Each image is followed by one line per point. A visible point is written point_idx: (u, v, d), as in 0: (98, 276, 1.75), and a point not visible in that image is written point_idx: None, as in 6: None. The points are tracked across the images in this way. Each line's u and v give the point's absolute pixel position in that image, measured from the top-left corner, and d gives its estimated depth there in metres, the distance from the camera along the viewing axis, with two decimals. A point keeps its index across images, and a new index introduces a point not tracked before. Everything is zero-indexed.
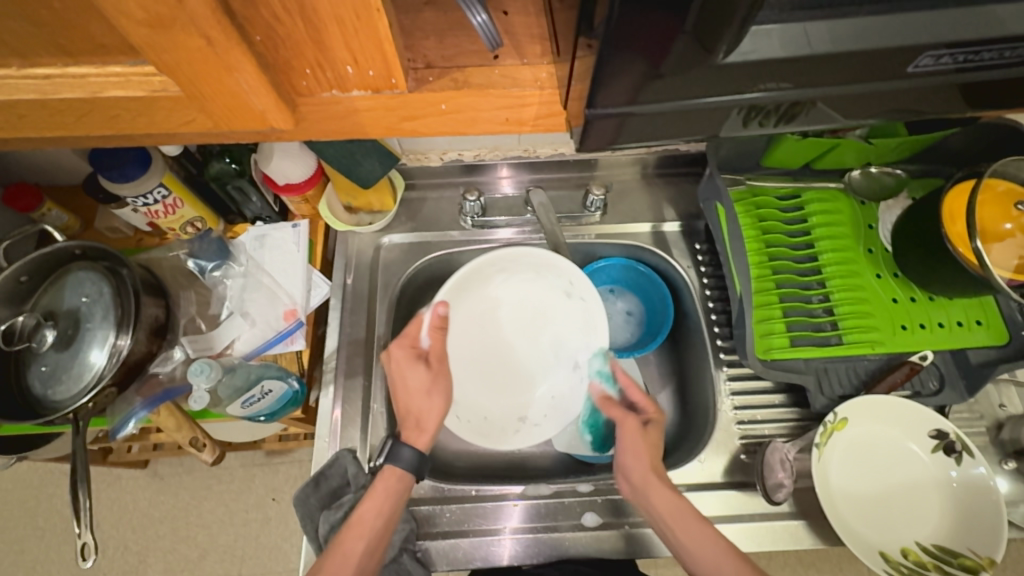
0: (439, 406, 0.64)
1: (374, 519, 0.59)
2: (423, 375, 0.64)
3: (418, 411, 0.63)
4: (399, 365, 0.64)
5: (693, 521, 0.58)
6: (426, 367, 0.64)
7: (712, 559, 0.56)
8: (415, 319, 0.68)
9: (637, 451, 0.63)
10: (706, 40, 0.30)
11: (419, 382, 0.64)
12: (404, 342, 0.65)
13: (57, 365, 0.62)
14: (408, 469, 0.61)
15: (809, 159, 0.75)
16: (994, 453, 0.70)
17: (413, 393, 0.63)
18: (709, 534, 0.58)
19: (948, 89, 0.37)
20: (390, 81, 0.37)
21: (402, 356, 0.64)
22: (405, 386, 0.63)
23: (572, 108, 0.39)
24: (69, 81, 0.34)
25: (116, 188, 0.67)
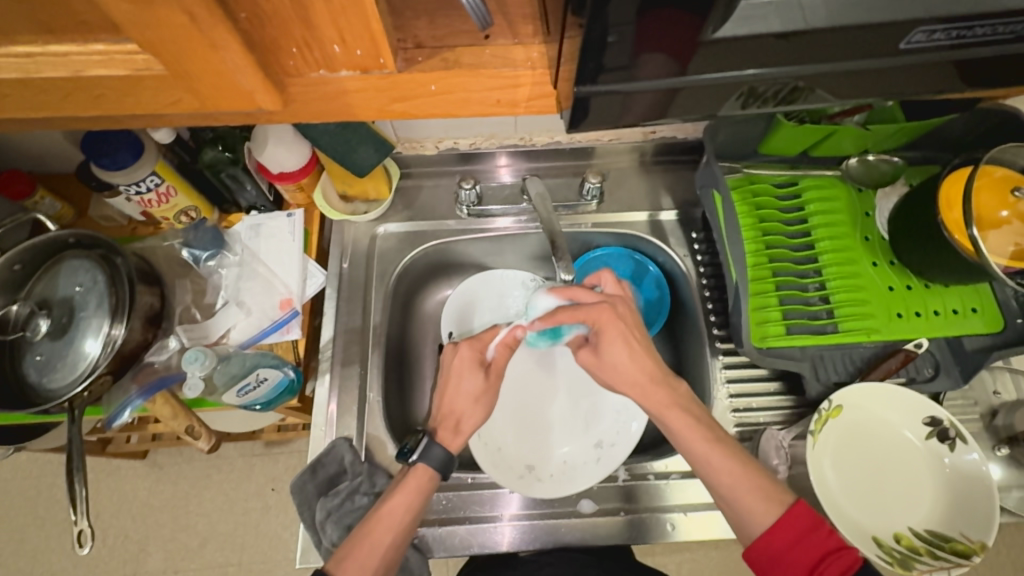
0: (480, 411, 0.64)
1: (403, 514, 0.58)
2: (480, 384, 0.64)
3: (460, 413, 0.63)
4: (460, 367, 0.64)
5: (682, 424, 0.60)
6: (485, 376, 0.64)
7: (702, 458, 0.58)
8: (490, 328, 0.68)
9: (607, 369, 0.64)
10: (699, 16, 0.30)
11: (472, 388, 0.64)
12: (472, 344, 0.65)
13: (52, 353, 0.62)
14: (436, 467, 0.60)
15: (807, 147, 0.75)
16: (987, 439, 0.71)
17: (464, 395, 0.64)
18: (699, 439, 0.59)
19: (944, 67, 0.37)
20: (379, 60, 0.37)
21: (467, 359, 0.64)
22: (455, 387, 0.64)
23: (563, 89, 0.38)
24: (51, 59, 0.33)
25: (108, 177, 0.67)
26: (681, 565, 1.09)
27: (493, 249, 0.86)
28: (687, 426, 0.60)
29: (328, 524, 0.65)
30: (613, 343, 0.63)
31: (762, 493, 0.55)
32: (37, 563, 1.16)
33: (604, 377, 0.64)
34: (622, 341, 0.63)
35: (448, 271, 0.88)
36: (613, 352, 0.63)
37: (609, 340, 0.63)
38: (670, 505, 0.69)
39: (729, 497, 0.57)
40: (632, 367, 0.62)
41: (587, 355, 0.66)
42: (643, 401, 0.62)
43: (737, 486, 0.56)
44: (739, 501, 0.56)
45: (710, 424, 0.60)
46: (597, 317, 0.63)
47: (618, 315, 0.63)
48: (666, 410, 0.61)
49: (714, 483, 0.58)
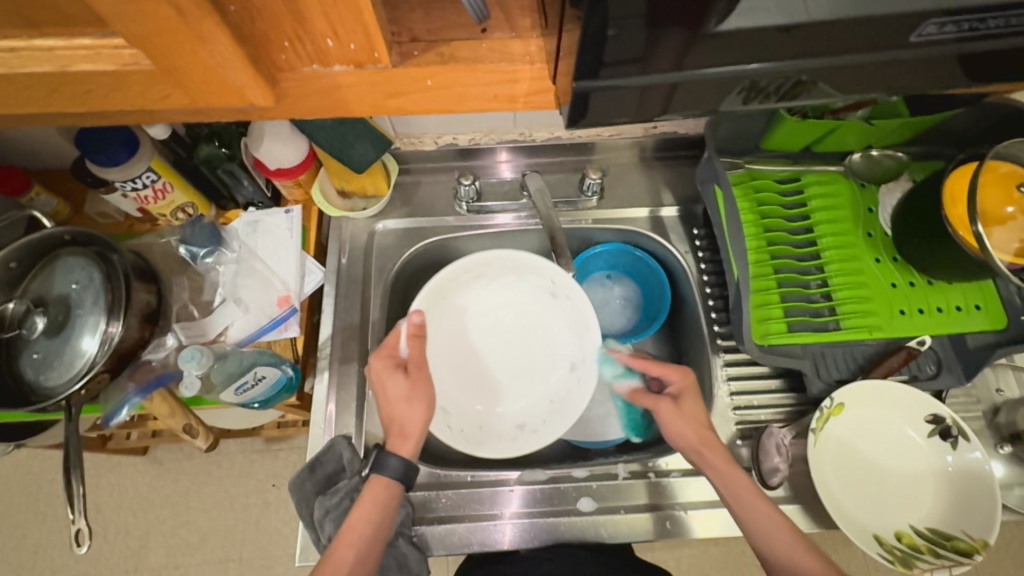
0: (422, 414, 0.63)
1: (363, 527, 0.58)
2: (404, 386, 0.63)
3: (401, 419, 0.62)
4: (378, 374, 0.63)
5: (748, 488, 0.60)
6: (406, 375, 0.63)
7: (767, 521, 0.58)
8: (394, 329, 0.67)
9: (682, 423, 0.64)
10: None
11: (397, 394, 0.63)
12: (383, 351, 0.64)
13: (49, 351, 0.62)
14: (398, 477, 0.60)
15: (810, 142, 0.74)
16: (990, 437, 0.70)
17: (392, 404, 0.63)
18: (764, 502, 0.59)
19: (953, 60, 0.36)
20: (373, 55, 0.36)
21: (382, 367, 0.63)
22: (386, 397, 0.63)
23: (562, 84, 0.38)
24: (36, 54, 0.33)
25: (104, 173, 0.66)
26: (682, 560, 1.09)
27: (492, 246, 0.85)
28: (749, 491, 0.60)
29: (326, 522, 0.64)
30: (693, 405, 0.65)
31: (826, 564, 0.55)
32: (39, 559, 1.16)
33: (676, 432, 0.64)
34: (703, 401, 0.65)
35: None
36: (695, 410, 0.64)
37: (692, 400, 0.65)
38: (669, 504, 0.69)
39: (789, 564, 0.56)
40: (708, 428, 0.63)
41: (667, 406, 0.65)
42: (706, 456, 0.62)
43: (795, 548, 0.56)
44: (793, 562, 0.56)
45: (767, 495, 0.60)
46: (687, 378, 0.66)
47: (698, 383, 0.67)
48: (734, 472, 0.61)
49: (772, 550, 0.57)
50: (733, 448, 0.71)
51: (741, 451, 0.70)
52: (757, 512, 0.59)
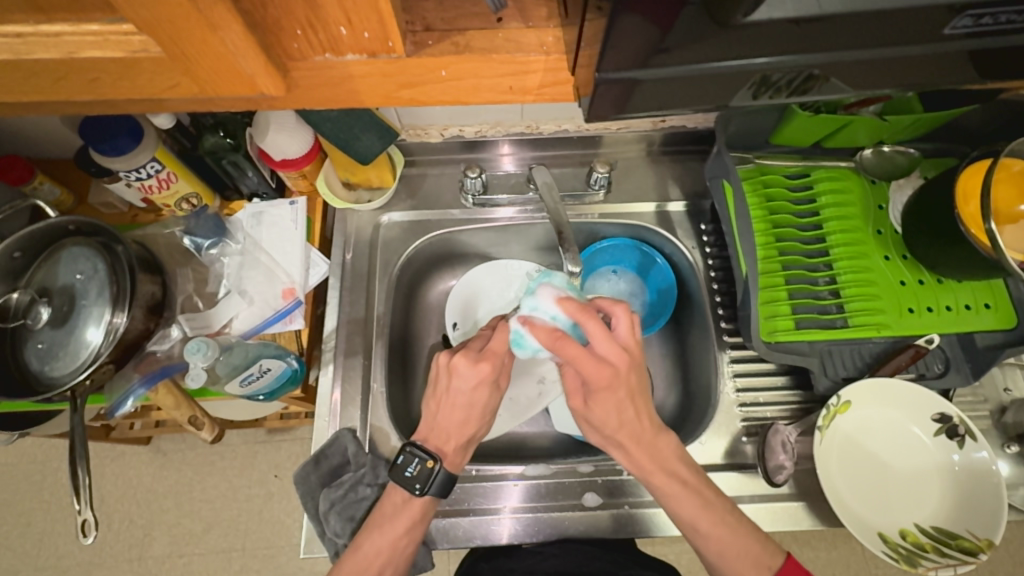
0: (488, 424, 0.63)
1: (405, 546, 0.59)
2: (495, 398, 0.62)
3: (472, 434, 0.61)
4: (477, 383, 0.59)
5: (669, 490, 0.58)
6: (498, 390, 0.61)
7: (687, 520, 0.58)
8: (503, 331, 0.62)
9: (593, 421, 0.59)
10: (716, 5, 0.29)
11: (490, 402, 0.61)
12: (489, 358, 0.60)
13: (53, 342, 0.62)
14: (438, 493, 0.60)
15: (821, 137, 0.73)
16: (997, 436, 0.70)
17: (479, 413, 0.61)
18: (687, 503, 0.58)
19: (981, 54, 0.35)
20: (387, 44, 0.35)
21: (488, 375, 0.59)
22: (473, 407, 0.60)
23: (581, 76, 0.37)
24: (41, 40, 0.32)
25: (108, 163, 0.66)
26: (682, 554, 1.09)
27: (498, 239, 0.84)
28: (673, 491, 0.58)
29: (331, 515, 0.64)
30: (604, 402, 0.57)
31: (761, 549, 0.57)
32: (44, 547, 1.17)
33: (588, 423, 0.60)
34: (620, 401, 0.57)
35: (452, 261, 0.86)
36: (605, 413, 0.57)
37: (605, 399, 0.56)
38: None
39: (716, 562, 0.57)
40: (616, 426, 0.58)
41: (578, 402, 0.60)
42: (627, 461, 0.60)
43: (725, 555, 0.57)
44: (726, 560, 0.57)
45: (697, 489, 0.58)
46: (595, 378, 0.55)
47: (620, 379, 0.55)
48: (652, 472, 0.59)
49: (700, 548, 0.58)
50: (738, 445, 0.71)
51: (746, 448, 0.70)
52: (678, 512, 0.58)
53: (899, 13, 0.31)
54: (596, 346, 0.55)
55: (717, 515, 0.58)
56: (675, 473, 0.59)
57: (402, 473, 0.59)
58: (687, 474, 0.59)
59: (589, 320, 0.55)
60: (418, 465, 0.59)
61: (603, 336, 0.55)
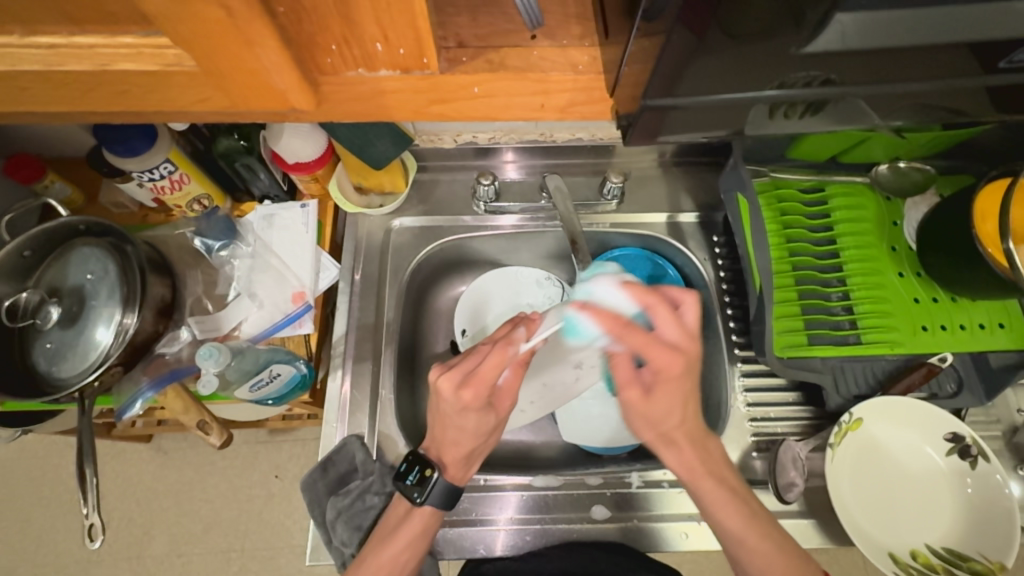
0: (488, 444, 0.60)
1: (406, 561, 0.59)
2: (489, 421, 0.57)
3: (467, 454, 0.59)
4: (461, 408, 0.54)
5: (716, 497, 0.58)
6: (495, 413, 0.57)
7: (735, 533, 0.57)
8: (496, 357, 0.53)
9: (649, 417, 0.59)
10: (731, 23, 0.28)
11: (480, 426, 0.57)
12: (474, 385, 0.53)
13: (62, 342, 0.61)
14: (440, 503, 0.59)
15: (836, 152, 0.73)
16: (1009, 458, 0.70)
17: (470, 434, 0.57)
18: (733, 513, 0.58)
19: (1021, 87, 0.35)
20: (423, 60, 0.35)
21: (474, 405, 0.54)
22: (467, 428, 0.56)
23: (622, 94, 0.37)
24: (74, 51, 0.32)
25: (121, 164, 0.65)
26: (682, 564, 1.09)
27: (507, 247, 0.84)
28: (719, 499, 0.58)
29: (338, 524, 0.65)
30: (667, 394, 0.57)
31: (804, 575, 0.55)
32: (42, 544, 1.17)
33: (639, 422, 0.60)
34: (680, 395, 0.57)
35: (461, 268, 0.86)
36: (665, 406, 0.58)
37: (668, 391, 0.57)
38: (682, 514, 0.68)
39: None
40: (675, 422, 0.59)
41: (634, 395, 0.59)
42: (672, 461, 0.60)
43: (769, 570, 0.56)
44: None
45: (743, 497, 0.59)
46: (666, 367, 0.56)
47: (687, 369, 0.56)
48: (701, 472, 0.59)
49: (743, 560, 0.57)
50: (748, 460, 0.70)
51: (756, 463, 0.70)
52: (723, 522, 0.58)
53: (947, 47, 0.30)
54: (660, 332, 0.57)
55: (763, 526, 0.57)
56: (725, 476, 0.59)
57: (403, 481, 0.60)
58: (736, 481, 0.60)
59: (661, 309, 0.56)
60: (418, 474, 0.59)
61: (671, 322, 0.56)
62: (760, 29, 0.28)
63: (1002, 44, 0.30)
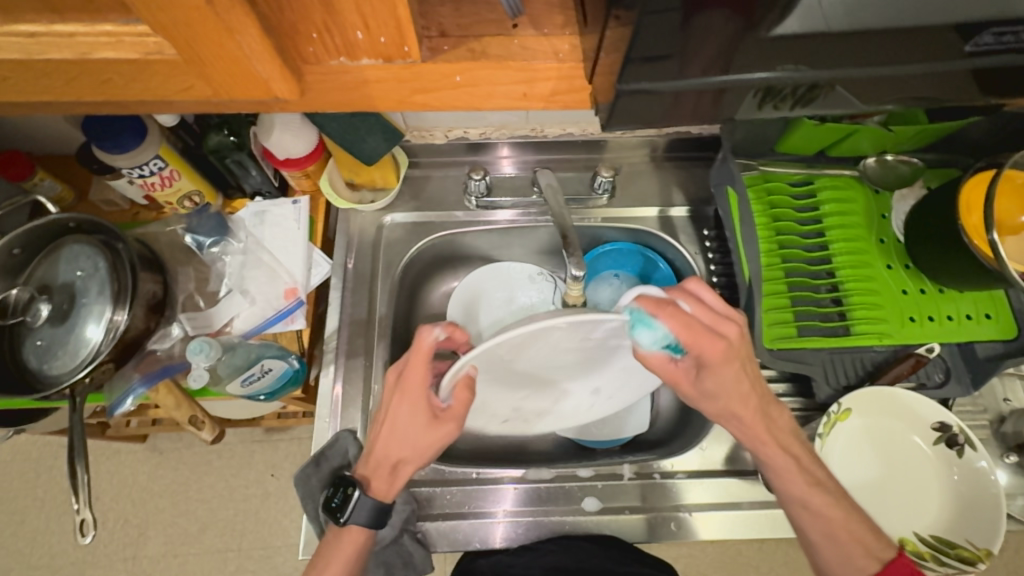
0: (425, 459, 0.57)
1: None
2: (430, 435, 0.55)
3: (396, 461, 0.57)
4: (395, 420, 0.56)
5: (784, 464, 0.58)
6: (435, 424, 0.55)
7: (798, 498, 0.58)
8: (416, 364, 0.54)
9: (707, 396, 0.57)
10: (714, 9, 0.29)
11: (411, 432, 0.55)
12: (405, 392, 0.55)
13: (53, 339, 0.61)
14: (367, 522, 0.58)
15: (825, 146, 0.74)
16: (996, 446, 0.70)
17: (401, 437, 0.56)
18: (799, 479, 0.57)
19: (1001, 71, 0.36)
20: (403, 49, 0.35)
21: (407, 400, 0.55)
22: (404, 430, 0.56)
23: (598, 84, 0.38)
24: (55, 40, 0.32)
25: (112, 160, 0.65)
26: (678, 559, 1.09)
27: (500, 242, 0.84)
28: (787, 464, 0.58)
29: None
30: (718, 377, 0.54)
31: (866, 549, 0.54)
32: (37, 545, 1.16)
33: (700, 401, 0.58)
34: (733, 373, 0.54)
35: (454, 263, 0.86)
36: (720, 386, 0.55)
37: (717, 374, 0.54)
38: (673, 505, 0.69)
39: (819, 546, 0.57)
40: (736, 399, 0.56)
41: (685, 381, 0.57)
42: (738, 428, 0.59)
43: (836, 537, 0.55)
44: (835, 556, 0.56)
45: (806, 465, 0.58)
46: (713, 357, 0.52)
47: (733, 350, 0.53)
48: (766, 442, 0.58)
49: (804, 528, 0.58)
50: (738, 451, 0.71)
51: (745, 454, 0.71)
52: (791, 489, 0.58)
53: (925, 29, 0.31)
54: (705, 321, 0.52)
55: (832, 499, 0.57)
56: (789, 444, 0.59)
57: (330, 500, 0.59)
58: (800, 450, 0.59)
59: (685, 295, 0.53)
60: (342, 494, 0.58)
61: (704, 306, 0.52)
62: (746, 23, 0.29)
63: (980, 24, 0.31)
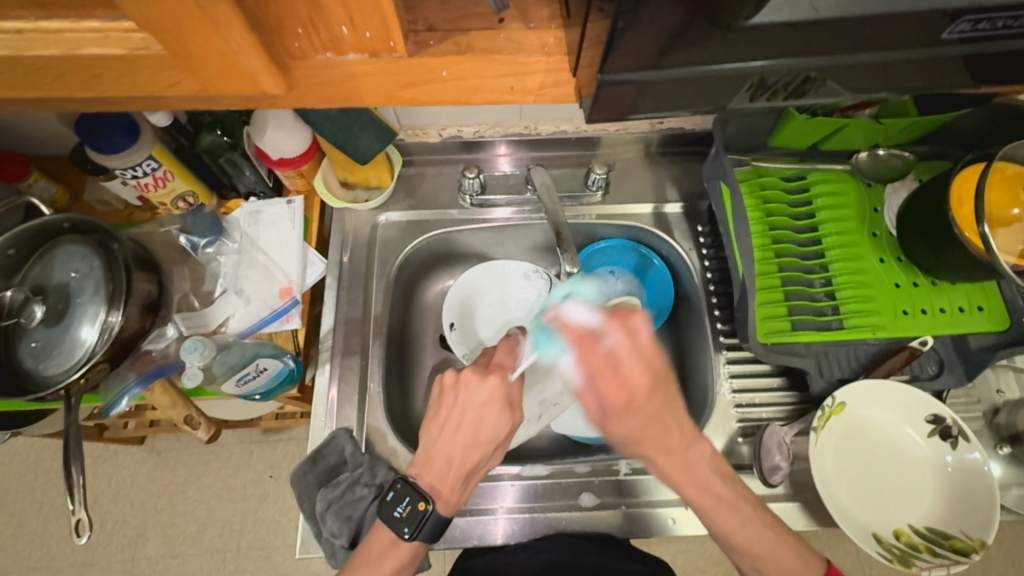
0: (492, 457, 0.59)
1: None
2: (506, 423, 0.59)
3: (456, 457, 0.58)
4: (484, 404, 0.58)
5: (709, 505, 0.57)
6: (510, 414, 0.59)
7: (725, 535, 0.57)
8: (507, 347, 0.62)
9: (619, 438, 0.58)
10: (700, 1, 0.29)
11: (499, 426, 0.58)
12: (497, 371, 0.59)
13: (48, 340, 0.61)
14: (429, 537, 0.57)
15: (817, 141, 0.74)
16: (989, 437, 0.71)
17: (485, 436, 0.58)
18: (724, 514, 0.57)
19: (983, 60, 0.36)
20: (389, 44, 0.35)
21: (498, 392, 0.58)
22: (483, 427, 0.58)
23: (584, 77, 0.38)
24: (42, 36, 0.32)
25: (104, 161, 0.65)
26: (677, 555, 1.10)
27: (495, 240, 0.85)
28: (718, 507, 0.57)
29: (328, 515, 0.65)
30: (624, 423, 0.57)
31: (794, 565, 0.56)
32: (36, 548, 1.16)
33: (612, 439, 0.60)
34: (641, 417, 0.56)
35: (449, 261, 0.86)
36: (627, 428, 0.57)
37: (623, 417, 0.57)
38: (669, 500, 0.69)
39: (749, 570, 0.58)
40: (643, 442, 0.57)
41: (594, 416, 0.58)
42: (663, 470, 0.58)
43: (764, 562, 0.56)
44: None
45: (733, 502, 0.57)
46: (616, 396, 0.56)
47: (643, 394, 0.55)
48: (685, 483, 0.58)
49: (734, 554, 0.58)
50: (734, 445, 0.71)
51: (742, 448, 0.71)
52: (715, 524, 0.57)
53: (908, 17, 0.31)
54: (620, 361, 0.56)
55: (756, 528, 0.56)
56: (709, 486, 0.57)
57: (391, 512, 0.56)
58: (724, 490, 0.57)
59: (619, 329, 0.56)
60: (408, 506, 0.56)
61: (627, 345, 0.56)
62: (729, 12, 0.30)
63: (962, 11, 0.31)
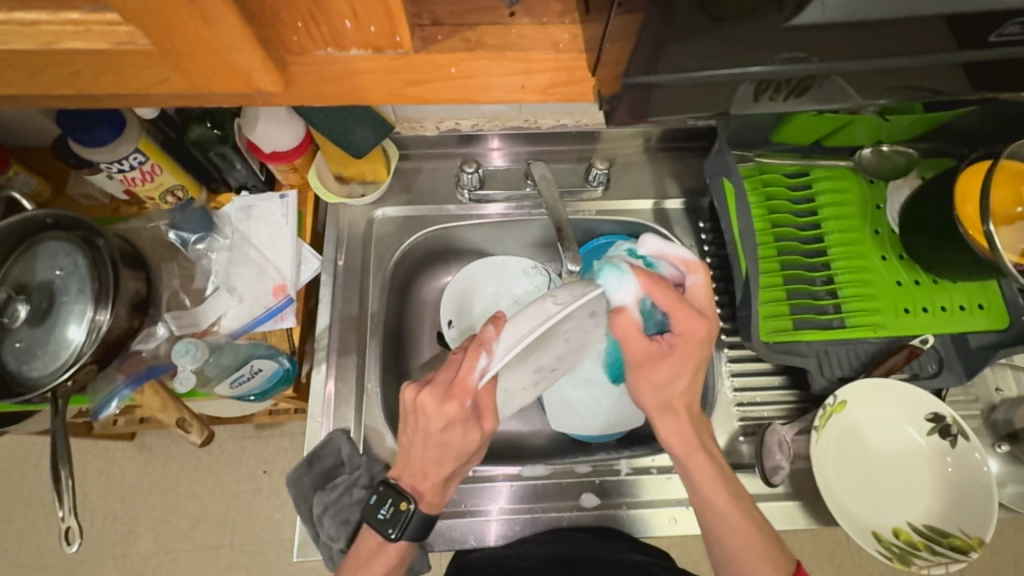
0: (468, 462, 0.57)
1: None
2: (475, 436, 0.54)
3: (422, 466, 0.56)
4: (446, 423, 0.52)
5: (704, 470, 0.58)
6: (479, 427, 0.53)
7: (715, 507, 0.57)
8: (469, 358, 0.51)
9: (654, 383, 0.58)
10: (713, 3, 0.28)
11: (467, 442, 0.54)
12: (457, 398, 0.51)
13: (32, 340, 0.59)
14: (415, 535, 0.58)
15: (820, 137, 0.73)
16: (987, 435, 0.71)
17: (454, 453, 0.54)
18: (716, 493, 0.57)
19: (1000, 65, 0.35)
20: (395, 39, 0.34)
21: (455, 419, 0.51)
22: (453, 442, 0.53)
23: (598, 77, 0.36)
24: (15, 29, 0.30)
25: (88, 154, 0.63)
26: (673, 546, 1.10)
27: (493, 236, 0.83)
28: (708, 472, 0.58)
29: (325, 518, 0.64)
30: (679, 364, 0.57)
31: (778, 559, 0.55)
32: (24, 545, 1.14)
33: (644, 390, 0.59)
34: (693, 368, 0.57)
35: (447, 257, 0.85)
36: (674, 374, 0.57)
37: (683, 357, 0.57)
38: (670, 499, 0.69)
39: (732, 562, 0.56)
40: (681, 390, 0.58)
41: (643, 364, 0.57)
42: (682, 427, 0.59)
43: (746, 552, 0.55)
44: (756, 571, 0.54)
45: (726, 474, 0.58)
46: (693, 332, 0.56)
47: (706, 342, 0.57)
48: (696, 443, 0.59)
49: (721, 543, 0.57)
50: (735, 445, 0.71)
51: (742, 448, 0.71)
52: (705, 494, 0.57)
53: (927, 21, 0.31)
54: (698, 296, 0.59)
55: (738, 510, 0.57)
56: (712, 445, 0.60)
57: (375, 515, 0.56)
58: (718, 452, 0.59)
59: (698, 271, 0.60)
60: (391, 507, 0.56)
61: (701, 293, 0.59)
62: (742, 11, 0.28)
63: (983, 18, 0.30)
